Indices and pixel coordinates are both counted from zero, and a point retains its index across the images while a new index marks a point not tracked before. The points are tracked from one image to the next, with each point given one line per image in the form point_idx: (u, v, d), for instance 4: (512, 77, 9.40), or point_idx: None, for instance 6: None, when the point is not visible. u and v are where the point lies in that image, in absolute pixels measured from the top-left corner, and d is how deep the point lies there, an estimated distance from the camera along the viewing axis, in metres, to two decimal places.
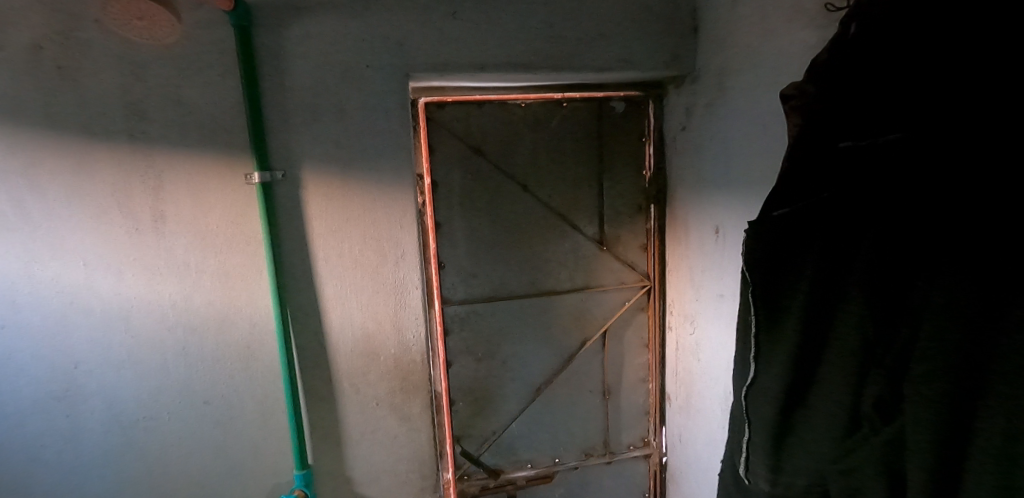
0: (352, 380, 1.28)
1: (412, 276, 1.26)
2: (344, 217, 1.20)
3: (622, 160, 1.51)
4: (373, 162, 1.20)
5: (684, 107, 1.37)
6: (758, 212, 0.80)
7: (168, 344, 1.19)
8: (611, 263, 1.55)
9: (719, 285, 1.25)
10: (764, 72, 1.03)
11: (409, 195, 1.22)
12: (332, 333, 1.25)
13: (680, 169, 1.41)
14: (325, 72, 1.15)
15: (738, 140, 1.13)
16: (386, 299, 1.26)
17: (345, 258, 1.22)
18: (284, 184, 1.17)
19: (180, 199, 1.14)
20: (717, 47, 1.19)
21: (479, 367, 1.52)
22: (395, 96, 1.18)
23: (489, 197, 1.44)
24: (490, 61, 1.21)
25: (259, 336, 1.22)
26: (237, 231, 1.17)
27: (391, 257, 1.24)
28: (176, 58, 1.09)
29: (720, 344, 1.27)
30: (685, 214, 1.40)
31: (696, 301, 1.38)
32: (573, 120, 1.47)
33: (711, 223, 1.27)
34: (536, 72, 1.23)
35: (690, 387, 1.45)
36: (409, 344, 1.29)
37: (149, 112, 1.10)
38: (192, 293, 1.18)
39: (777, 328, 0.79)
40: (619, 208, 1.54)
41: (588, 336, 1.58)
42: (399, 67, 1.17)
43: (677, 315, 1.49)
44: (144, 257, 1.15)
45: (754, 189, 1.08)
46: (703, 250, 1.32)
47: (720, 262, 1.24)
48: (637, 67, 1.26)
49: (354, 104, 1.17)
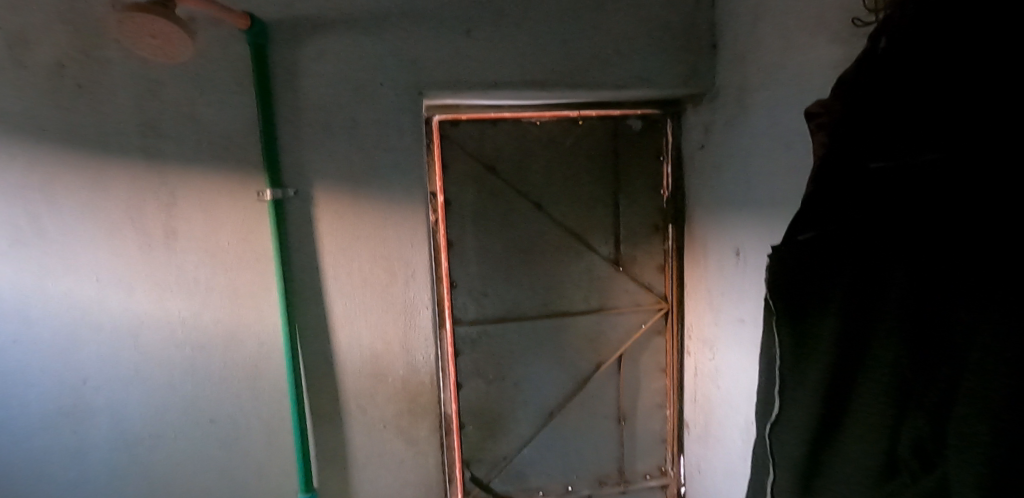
0: (359, 402, 1.25)
1: (421, 296, 1.24)
2: (355, 235, 1.19)
3: (639, 179, 1.48)
4: (385, 180, 1.18)
5: (703, 125, 1.33)
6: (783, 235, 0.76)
7: (176, 361, 1.19)
8: (626, 284, 1.51)
9: (739, 310, 1.20)
10: (786, 89, 0.99)
11: (421, 214, 1.21)
12: (340, 353, 1.22)
13: (700, 189, 1.37)
14: (338, 90, 1.15)
15: (759, 159, 1.09)
16: (395, 319, 1.23)
17: (354, 277, 1.20)
18: (295, 201, 1.16)
19: (192, 216, 1.14)
20: (737, 64, 1.16)
21: (490, 390, 1.47)
22: (408, 114, 1.17)
23: (502, 215, 1.42)
24: (504, 79, 1.19)
25: (267, 354, 1.21)
26: (248, 248, 1.17)
27: (401, 276, 1.22)
28: (192, 76, 1.10)
29: (741, 371, 1.21)
30: (704, 235, 1.36)
31: (715, 325, 1.33)
32: (588, 138, 1.44)
33: (730, 245, 1.23)
34: (550, 89, 1.21)
35: (709, 415, 1.39)
36: (418, 365, 1.26)
37: (164, 130, 1.11)
38: (201, 310, 1.17)
39: (803, 360, 0.75)
40: (635, 228, 1.50)
41: (603, 359, 1.53)
42: (412, 85, 1.17)
43: (696, 340, 1.44)
44: (155, 272, 1.15)
45: (776, 210, 1.03)
46: (722, 273, 1.28)
47: (739, 286, 1.19)
48: (653, 85, 1.24)
49: (366, 121, 1.16)
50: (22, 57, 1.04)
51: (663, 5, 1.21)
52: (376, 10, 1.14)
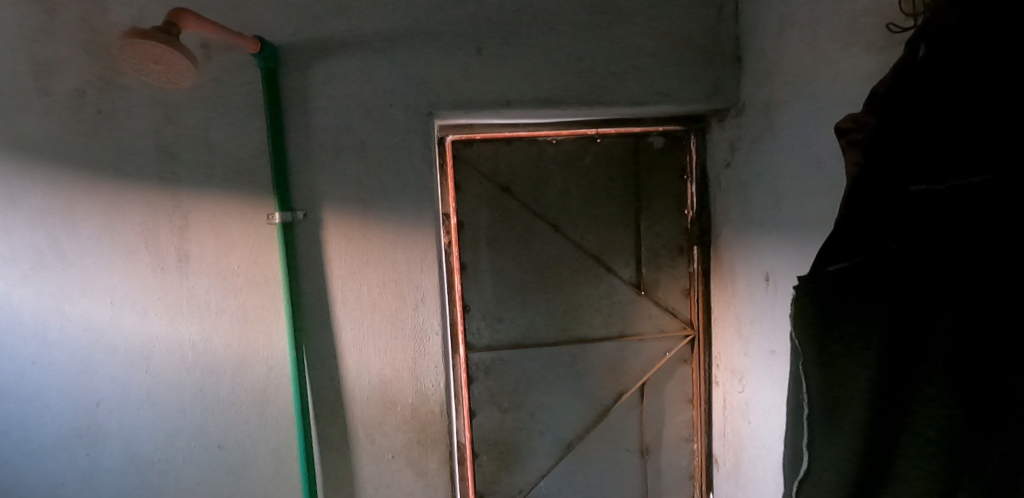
0: (367, 430, 1.21)
1: (431, 322, 1.19)
2: (364, 258, 1.16)
3: (661, 198, 1.41)
4: (395, 202, 1.16)
5: (728, 142, 1.26)
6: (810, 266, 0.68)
7: (186, 385, 1.18)
8: (649, 308, 1.43)
9: (771, 341, 1.10)
10: (816, 102, 0.91)
11: (431, 236, 1.17)
12: (348, 379, 1.19)
13: (726, 210, 1.29)
14: (348, 112, 1.14)
15: (787, 178, 1.01)
16: (404, 345, 1.19)
17: (363, 301, 1.17)
18: (305, 224, 1.15)
19: (204, 239, 1.14)
20: (762, 77, 1.09)
21: (505, 418, 1.41)
22: (418, 135, 1.15)
23: (517, 237, 1.37)
24: (516, 97, 1.16)
25: (276, 379, 1.19)
26: (258, 271, 1.16)
27: (410, 301, 1.18)
28: (206, 101, 1.11)
29: (773, 407, 1.11)
30: (732, 258, 1.27)
31: (744, 356, 1.23)
32: (607, 156, 1.38)
33: (760, 270, 1.14)
34: (565, 107, 1.17)
35: (739, 453, 1.28)
36: (427, 393, 1.21)
37: (179, 154, 1.12)
38: (211, 334, 1.17)
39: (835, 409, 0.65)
40: (658, 250, 1.42)
41: (625, 388, 1.44)
42: (422, 105, 1.15)
43: (724, 370, 1.35)
44: (167, 296, 1.15)
45: (807, 234, 0.95)
46: (751, 299, 1.18)
47: (770, 314, 1.10)
48: (674, 100, 1.18)
49: (376, 143, 1.14)
50: (48, 85, 1.07)
51: (683, 17, 1.16)
52: (386, 31, 1.13)
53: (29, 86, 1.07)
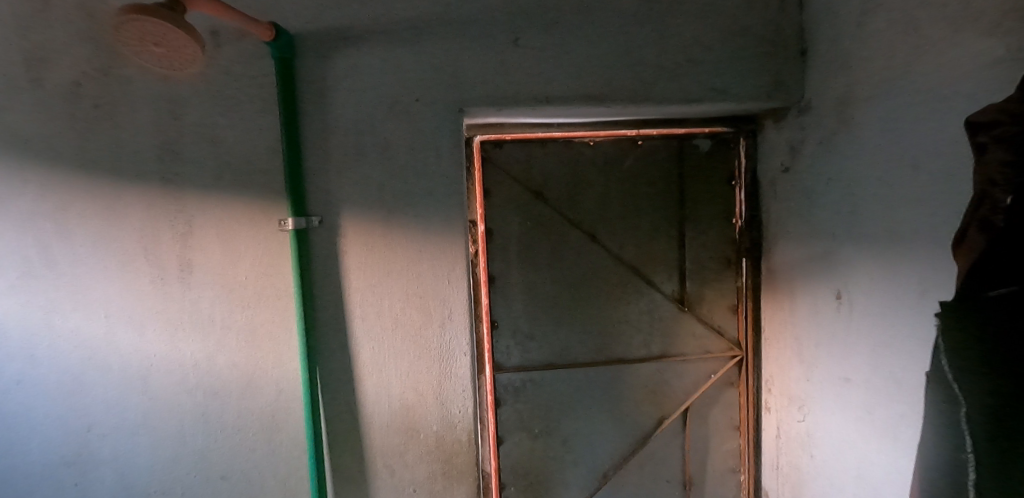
0: (386, 461, 1.08)
1: (459, 341, 1.07)
2: (386, 270, 1.05)
3: (707, 206, 1.30)
4: (420, 209, 1.05)
5: (787, 145, 1.14)
6: (960, 292, 0.56)
7: (186, 409, 1.06)
8: (693, 326, 1.32)
9: (843, 367, 0.97)
10: (910, 97, 0.80)
11: (460, 246, 1.06)
12: (366, 405, 1.07)
13: (782, 219, 1.17)
14: (370, 109, 1.03)
15: (870, 184, 0.88)
16: (429, 367, 1.07)
17: (384, 317, 1.06)
18: (321, 232, 1.04)
19: (209, 246, 1.04)
20: (834, 72, 0.97)
21: (535, 446, 1.29)
22: (447, 134, 1.04)
23: (550, 248, 1.26)
24: (555, 93, 1.05)
25: (286, 403, 1.07)
26: (269, 283, 1.05)
27: (436, 318, 1.07)
28: (216, 95, 1.01)
29: (845, 442, 0.98)
30: (790, 272, 1.15)
31: (807, 382, 1.10)
32: (649, 160, 1.28)
33: (829, 286, 1.01)
34: (609, 104, 1.06)
35: (799, 490, 1.14)
36: (454, 420, 1.09)
37: (184, 153, 1.02)
38: (215, 352, 1.05)
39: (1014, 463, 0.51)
40: (703, 263, 1.31)
41: (666, 414, 1.32)
42: (452, 101, 1.04)
43: (778, 395, 1.22)
44: (167, 309, 1.04)
45: (894, 247, 0.83)
46: (816, 318, 1.06)
47: (842, 337, 0.97)
48: (731, 98, 1.06)
49: (400, 142, 1.04)
50: (41, 76, 0.97)
51: (742, 5, 1.04)
52: (413, 19, 1.02)
53: (19, 77, 0.97)
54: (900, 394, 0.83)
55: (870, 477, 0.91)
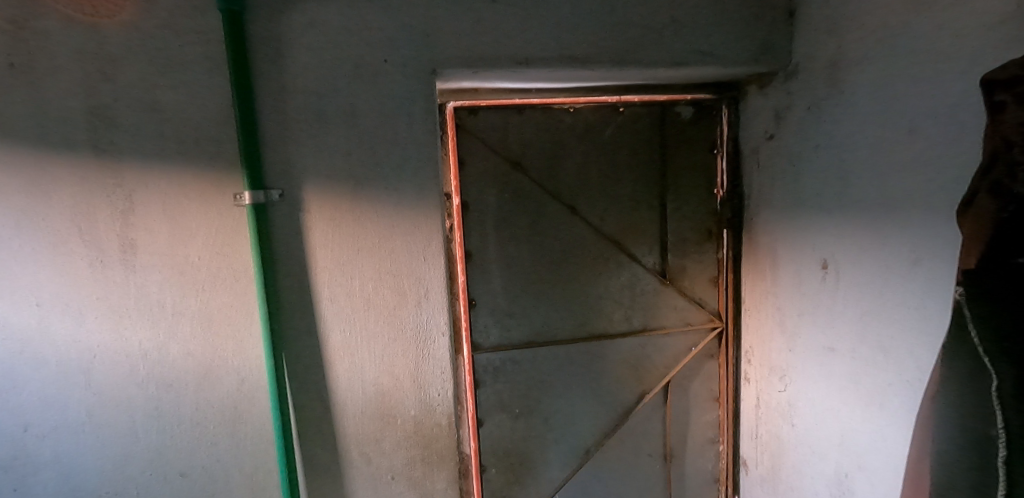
0: (362, 450, 1.03)
1: (437, 321, 1.02)
2: (355, 247, 0.98)
3: (689, 175, 1.28)
4: (392, 180, 0.97)
5: (772, 112, 1.11)
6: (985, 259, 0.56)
7: (137, 403, 0.97)
8: (674, 299, 1.30)
9: (828, 337, 0.98)
10: (908, 59, 0.77)
11: (436, 220, 0.99)
12: (338, 392, 1.00)
13: (765, 189, 1.15)
14: (333, 70, 0.94)
15: (860, 151, 0.87)
16: (404, 349, 1.01)
17: (355, 298, 0.99)
18: (282, 207, 0.95)
19: (155, 225, 0.93)
20: (825, 35, 0.94)
21: (516, 426, 1.26)
22: (419, 98, 0.96)
23: (530, 221, 1.22)
24: (536, 54, 0.97)
25: (249, 393, 0.99)
26: (225, 264, 0.96)
27: (411, 297, 1.00)
28: (155, 52, 0.89)
29: (829, 411, 0.99)
30: (772, 243, 1.13)
31: (788, 352, 1.11)
32: (630, 128, 1.25)
33: (813, 257, 1.01)
34: (593, 67, 0.99)
35: (778, 458, 1.16)
36: (432, 404, 1.04)
37: (119, 120, 0.90)
38: (167, 341, 0.96)
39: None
40: (684, 235, 1.29)
41: (647, 388, 1.31)
42: (424, 63, 0.95)
43: (758, 366, 1.22)
44: (110, 295, 0.94)
45: (886, 213, 0.82)
46: (800, 289, 1.05)
47: (827, 307, 0.97)
48: (718, 61, 1.01)
49: (367, 108, 0.95)
50: None
51: None
52: None
53: None
54: (885, 363, 0.84)
55: (854, 444, 0.93)
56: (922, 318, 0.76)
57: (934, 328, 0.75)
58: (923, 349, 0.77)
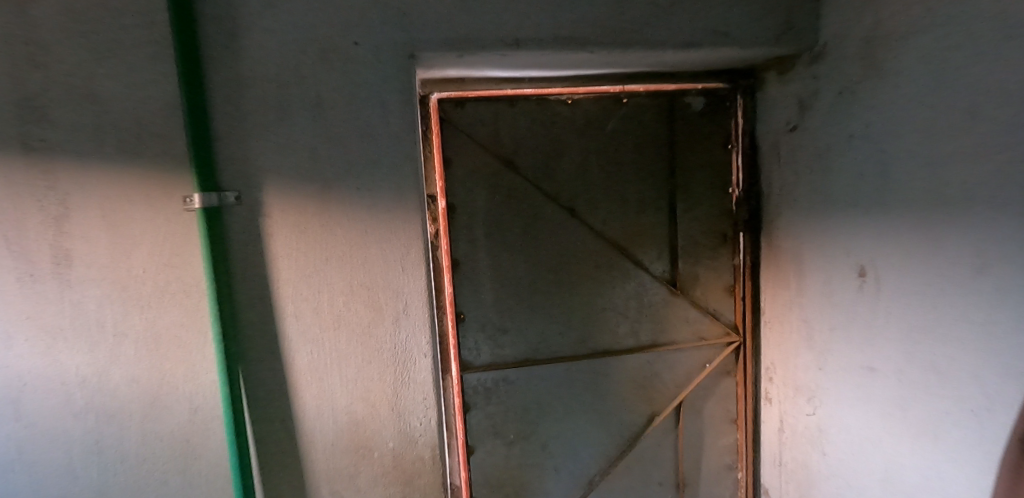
0: (333, 488, 0.90)
1: (418, 341, 0.89)
2: (323, 256, 0.85)
3: (700, 175, 1.17)
4: (366, 180, 0.85)
5: (795, 99, 0.99)
6: None
7: (75, 437, 0.85)
8: (686, 311, 1.18)
9: (866, 355, 0.86)
10: (970, 28, 0.65)
11: (416, 225, 0.87)
12: (305, 422, 0.88)
13: (788, 188, 1.02)
14: (296, 54, 0.82)
15: (906, 139, 0.75)
16: (381, 373, 0.89)
17: (324, 315, 0.86)
18: (239, 211, 0.83)
19: (93, 234, 0.82)
20: (858, 8, 0.82)
21: (510, 454, 1.14)
22: (395, 85, 0.84)
23: (523, 225, 1.11)
24: (528, 35, 0.86)
25: (203, 424, 0.87)
26: (173, 277, 0.83)
27: (388, 313, 0.88)
28: (91, 35, 0.78)
29: (868, 440, 0.86)
30: (796, 248, 1.01)
31: (818, 371, 0.98)
32: (634, 120, 1.14)
33: (847, 263, 0.88)
34: (592, 49, 0.88)
35: (807, 491, 1.03)
36: (414, 435, 0.91)
37: (52, 114, 0.78)
38: (108, 365, 0.84)
39: None
40: (696, 239, 1.18)
41: (657, 410, 1.19)
42: (400, 46, 0.84)
43: (781, 385, 1.10)
44: (42, 314, 0.82)
45: (937, 213, 0.71)
46: (832, 299, 0.93)
47: (865, 320, 0.85)
48: (735, 42, 0.90)
49: (336, 97, 0.83)
50: None
51: None
52: None
53: None
54: (939, 388, 0.73)
55: (902, 481, 0.80)
56: (987, 336, 0.65)
57: (1000, 347, 0.64)
58: (990, 373, 0.65)
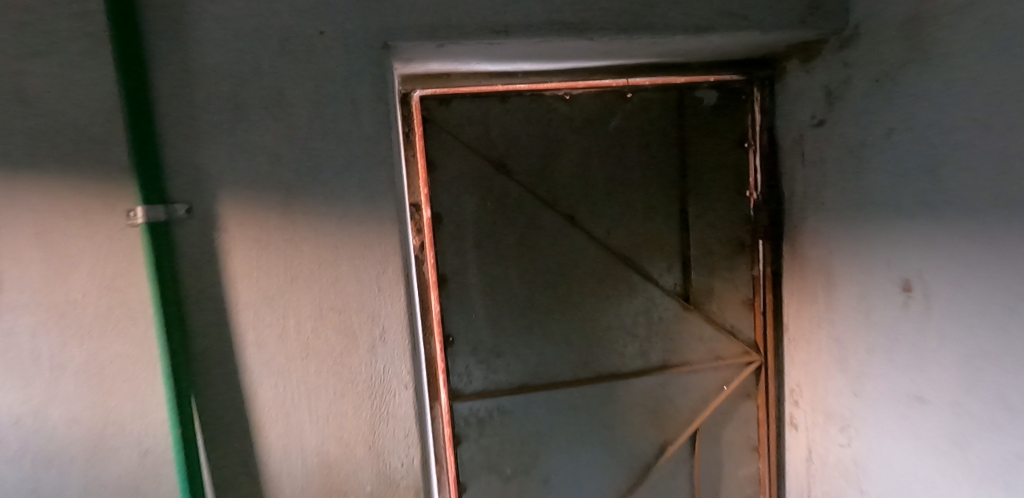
0: None
1: (397, 370, 0.79)
2: (287, 274, 0.75)
3: (715, 183, 1.14)
4: (335, 189, 0.75)
5: (822, 88, 0.90)
6: None
7: (12, 485, 0.74)
8: (701, 328, 1.17)
9: (914, 383, 0.75)
10: None
11: (394, 239, 0.77)
12: (269, 466, 0.77)
13: (813, 190, 0.94)
14: (253, 45, 0.72)
15: (960, 128, 0.65)
16: (356, 407, 0.78)
17: (289, 342, 0.76)
18: (191, 226, 0.73)
19: (25, 254, 0.71)
20: None
21: (508, 489, 1.16)
22: (366, 80, 0.74)
23: (518, 237, 1.11)
24: (518, 20, 0.75)
25: (154, 468, 0.77)
26: (117, 302, 0.73)
27: (362, 339, 0.77)
28: (13, 23, 0.67)
29: (915, 479, 0.77)
30: (825, 257, 0.92)
31: (853, 397, 0.89)
32: (638, 117, 1.12)
33: (888, 276, 0.79)
34: (592, 36, 0.77)
35: None
36: (394, 477, 0.80)
37: None
38: (45, 404, 0.73)
39: None
40: (711, 248, 1.16)
41: (670, 439, 1.19)
42: (372, 35, 0.74)
43: (809, 409, 1.02)
44: None
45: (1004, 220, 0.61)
46: (870, 316, 0.83)
47: (911, 343, 0.75)
48: (754, 25, 0.79)
49: (300, 94, 0.73)
50: None
51: None
52: None
53: None
54: (1008, 427, 0.62)
55: None
56: None
57: None
58: None
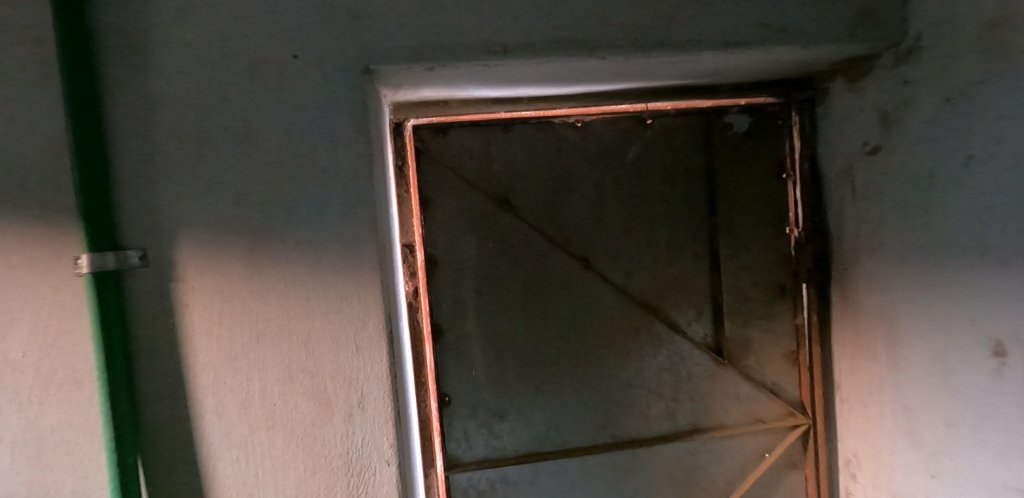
0: None
1: (377, 443, 0.67)
2: (253, 330, 0.65)
3: (750, 233, 1.12)
4: (309, 233, 0.65)
5: (876, 111, 0.80)
6: None
7: None
8: (738, 388, 1.16)
9: (1013, 472, 0.63)
10: None
11: (374, 288, 0.67)
12: None
13: (869, 229, 0.84)
14: (219, 71, 0.64)
15: None
16: (329, 488, 0.66)
17: (253, 410, 0.65)
18: (147, 276, 0.64)
19: None
20: None
21: None
22: (345, 108, 0.65)
23: (522, 285, 1.14)
24: (518, 38, 0.66)
25: None
26: (62, 362, 0.64)
27: (338, 407, 0.66)
28: None
29: None
30: (889, 306, 0.81)
31: (930, 478, 0.77)
32: (657, 146, 1.12)
33: (973, 336, 0.67)
34: (605, 55, 0.67)
35: None
36: None
37: None
38: None
39: None
40: (747, 293, 1.13)
41: None
42: (352, 58, 0.65)
43: (868, 483, 0.93)
44: None
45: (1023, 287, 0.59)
46: (950, 384, 0.72)
47: (1009, 421, 0.63)
48: (792, 39, 0.68)
49: (270, 126, 0.64)
50: None
51: None
52: None
53: None
54: None
55: None
56: None
57: None
58: None
